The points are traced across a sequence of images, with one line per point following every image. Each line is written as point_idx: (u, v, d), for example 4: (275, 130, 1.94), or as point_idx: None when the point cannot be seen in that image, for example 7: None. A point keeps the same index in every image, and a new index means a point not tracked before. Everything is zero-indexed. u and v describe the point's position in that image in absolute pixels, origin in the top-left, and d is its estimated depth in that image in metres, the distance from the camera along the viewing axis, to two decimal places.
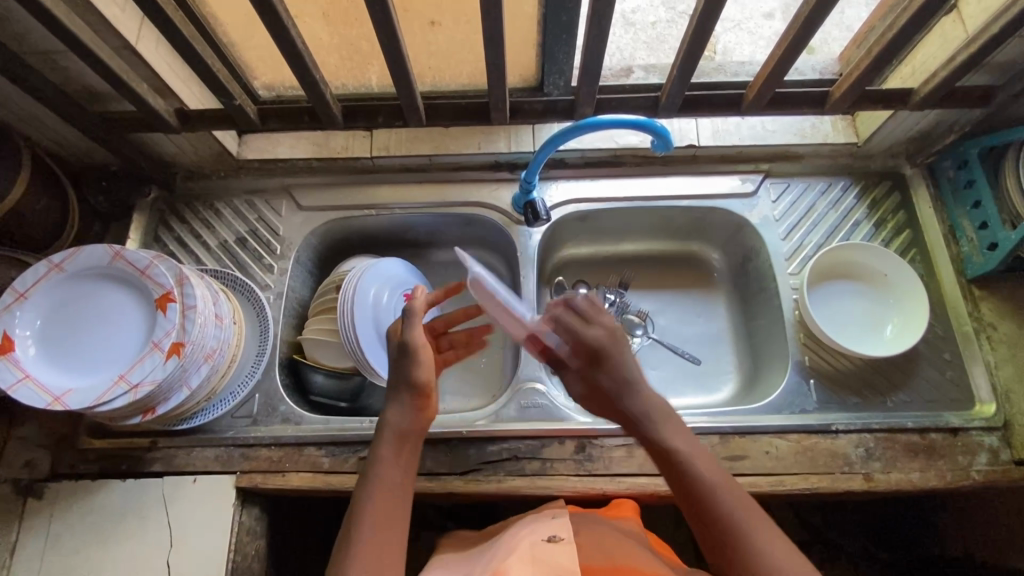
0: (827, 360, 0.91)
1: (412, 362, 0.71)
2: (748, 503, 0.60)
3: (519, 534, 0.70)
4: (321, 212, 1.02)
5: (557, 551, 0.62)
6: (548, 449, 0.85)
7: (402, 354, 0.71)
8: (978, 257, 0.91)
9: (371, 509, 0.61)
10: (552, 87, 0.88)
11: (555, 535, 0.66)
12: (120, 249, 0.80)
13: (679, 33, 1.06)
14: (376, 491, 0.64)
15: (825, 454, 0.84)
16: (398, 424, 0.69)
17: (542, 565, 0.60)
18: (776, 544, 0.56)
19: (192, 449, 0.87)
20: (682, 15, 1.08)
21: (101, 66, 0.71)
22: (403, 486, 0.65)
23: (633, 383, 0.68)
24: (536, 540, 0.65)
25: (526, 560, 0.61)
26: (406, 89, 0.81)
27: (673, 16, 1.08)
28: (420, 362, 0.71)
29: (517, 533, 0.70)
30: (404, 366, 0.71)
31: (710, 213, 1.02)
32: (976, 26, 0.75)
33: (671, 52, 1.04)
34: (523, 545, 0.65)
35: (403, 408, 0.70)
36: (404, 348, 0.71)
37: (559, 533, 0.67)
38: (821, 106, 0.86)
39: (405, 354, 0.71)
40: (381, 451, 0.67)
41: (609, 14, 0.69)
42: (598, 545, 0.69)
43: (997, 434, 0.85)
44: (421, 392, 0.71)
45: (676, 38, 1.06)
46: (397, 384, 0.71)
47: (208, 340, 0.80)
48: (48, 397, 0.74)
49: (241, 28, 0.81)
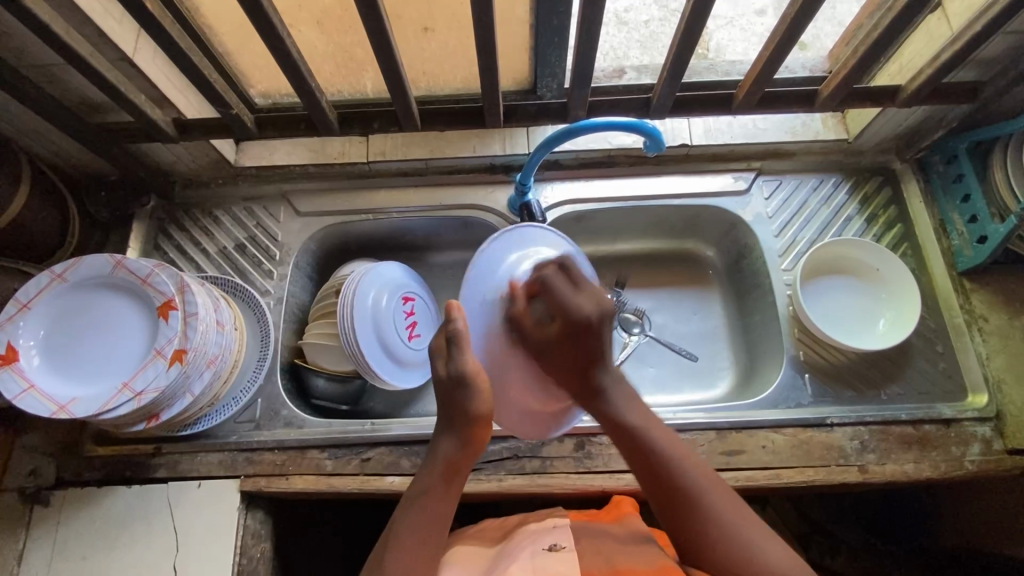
0: (822, 355, 0.92)
1: (470, 392, 0.71)
2: (697, 468, 0.69)
3: (523, 540, 0.73)
4: (319, 218, 1.03)
5: (557, 560, 0.66)
6: (547, 448, 0.86)
7: (456, 385, 0.72)
8: (969, 251, 0.92)
9: (406, 542, 0.66)
10: (545, 90, 0.90)
11: (556, 544, 0.69)
12: (121, 258, 0.81)
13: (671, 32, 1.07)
14: (420, 518, 0.68)
15: (820, 447, 0.86)
16: (449, 456, 0.72)
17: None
18: (729, 502, 0.67)
19: (196, 455, 0.88)
20: (674, 13, 1.09)
21: (100, 78, 0.72)
22: (445, 519, 0.69)
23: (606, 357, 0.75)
24: (538, 549, 0.68)
25: (527, 569, 0.65)
26: (400, 97, 0.82)
27: (665, 14, 1.08)
28: (478, 393, 0.71)
29: (520, 541, 0.73)
30: (461, 398, 0.71)
31: (704, 212, 1.04)
32: (960, 23, 0.76)
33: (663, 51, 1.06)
34: (523, 554, 0.68)
35: (455, 439, 0.72)
36: (458, 378, 0.71)
37: (559, 541, 0.70)
38: (810, 104, 0.87)
39: (463, 383, 0.71)
40: (430, 478, 0.71)
41: (598, 17, 0.70)
42: (598, 553, 0.68)
43: (989, 425, 0.86)
44: (478, 426, 0.72)
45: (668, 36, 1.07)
46: (452, 415, 0.72)
47: (210, 346, 0.81)
48: (53, 406, 0.75)
49: (236, 37, 0.82)
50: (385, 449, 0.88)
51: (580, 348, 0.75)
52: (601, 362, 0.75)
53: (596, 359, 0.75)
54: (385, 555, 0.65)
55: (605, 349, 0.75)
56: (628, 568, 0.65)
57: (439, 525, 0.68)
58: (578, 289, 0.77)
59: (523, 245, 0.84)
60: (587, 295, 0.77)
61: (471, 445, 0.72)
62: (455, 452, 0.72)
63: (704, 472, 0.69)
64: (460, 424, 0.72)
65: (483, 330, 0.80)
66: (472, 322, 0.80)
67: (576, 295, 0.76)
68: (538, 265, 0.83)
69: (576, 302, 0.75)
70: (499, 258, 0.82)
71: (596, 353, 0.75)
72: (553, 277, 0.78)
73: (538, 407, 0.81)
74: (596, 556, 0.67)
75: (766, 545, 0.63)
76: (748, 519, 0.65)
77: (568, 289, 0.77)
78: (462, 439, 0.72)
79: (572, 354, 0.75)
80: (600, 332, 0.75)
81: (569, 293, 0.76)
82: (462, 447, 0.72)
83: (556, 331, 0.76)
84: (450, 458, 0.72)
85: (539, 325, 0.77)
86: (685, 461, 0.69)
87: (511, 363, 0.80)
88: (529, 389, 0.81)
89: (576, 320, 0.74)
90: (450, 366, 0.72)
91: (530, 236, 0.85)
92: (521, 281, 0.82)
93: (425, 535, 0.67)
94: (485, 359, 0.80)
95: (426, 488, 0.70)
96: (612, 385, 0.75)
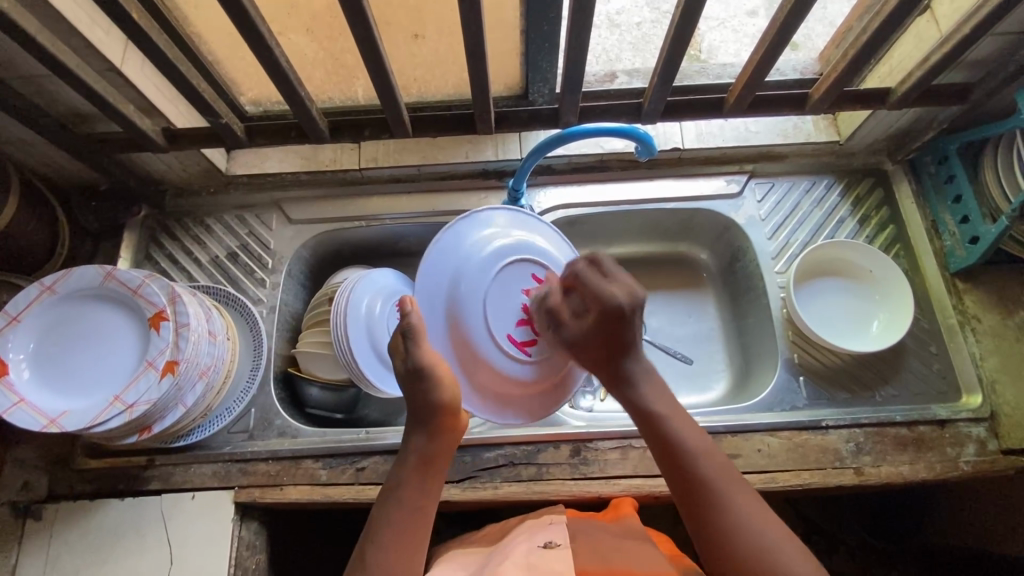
0: (816, 357, 0.93)
1: (431, 383, 0.69)
2: (725, 471, 0.65)
3: (517, 536, 0.72)
4: (312, 226, 1.02)
5: (551, 557, 0.65)
6: (542, 454, 0.86)
7: (417, 377, 0.69)
8: (961, 252, 0.92)
9: (382, 537, 0.64)
10: (537, 95, 0.90)
11: (551, 541, 0.68)
12: (111, 269, 0.80)
13: (663, 33, 1.08)
14: (396, 513, 0.66)
15: (816, 450, 0.86)
16: (420, 448, 0.69)
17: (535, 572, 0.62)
18: (753, 507, 0.63)
19: (189, 466, 0.88)
20: (666, 15, 1.09)
21: (88, 90, 0.71)
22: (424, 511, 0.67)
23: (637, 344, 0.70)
24: (532, 546, 0.68)
25: (520, 566, 0.64)
26: (391, 105, 0.82)
27: (657, 16, 1.09)
28: (440, 384, 0.69)
29: (513, 540, 0.72)
30: (423, 391, 0.69)
31: (697, 214, 1.04)
32: (949, 25, 0.76)
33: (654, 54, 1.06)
34: (518, 551, 0.67)
35: (426, 431, 0.70)
36: (415, 372, 0.69)
37: (555, 539, 0.69)
38: (801, 108, 0.87)
39: (420, 376, 0.69)
40: (404, 473, 0.69)
41: (589, 23, 0.70)
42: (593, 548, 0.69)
43: (983, 425, 0.86)
44: (446, 414, 0.70)
45: (660, 38, 1.08)
46: (417, 407, 0.70)
47: (202, 357, 0.81)
48: (44, 420, 0.74)
49: (225, 45, 0.81)
50: (380, 458, 0.87)
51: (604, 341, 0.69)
52: (628, 352, 0.70)
53: (621, 344, 0.69)
54: (365, 551, 0.64)
55: (637, 336, 0.70)
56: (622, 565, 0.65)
57: (418, 517, 0.67)
58: (610, 279, 0.70)
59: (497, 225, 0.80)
60: (621, 283, 0.69)
61: (446, 434, 0.70)
62: (426, 444, 0.70)
63: (731, 475, 0.65)
64: (427, 415, 0.70)
65: (444, 317, 0.76)
66: (431, 308, 0.76)
67: (605, 284, 0.69)
68: (512, 245, 0.78)
69: (606, 290, 0.68)
70: (463, 236, 0.79)
71: (624, 342, 0.69)
72: (585, 269, 0.71)
73: (509, 394, 0.77)
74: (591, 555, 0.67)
75: (789, 551, 0.59)
76: (772, 525, 0.61)
77: (600, 277, 0.70)
78: (430, 430, 0.70)
79: (605, 342, 0.69)
80: (631, 323, 0.68)
81: (598, 282, 0.69)
82: (432, 439, 0.70)
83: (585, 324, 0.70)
84: (423, 450, 0.69)
85: (568, 320, 0.71)
86: (706, 456, 0.66)
87: (475, 352, 0.75)
88: (495, 383, 0.76)
89: (609, 309, 0.67)
90: (408, 360, 0.70)
91: (503, 218, 0.81)
92: (486, 264, 0.76)
93: (404, 527, 0.65)
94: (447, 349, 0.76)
95: (401, 482, 0.68)
96: (642, 374, 0.70)
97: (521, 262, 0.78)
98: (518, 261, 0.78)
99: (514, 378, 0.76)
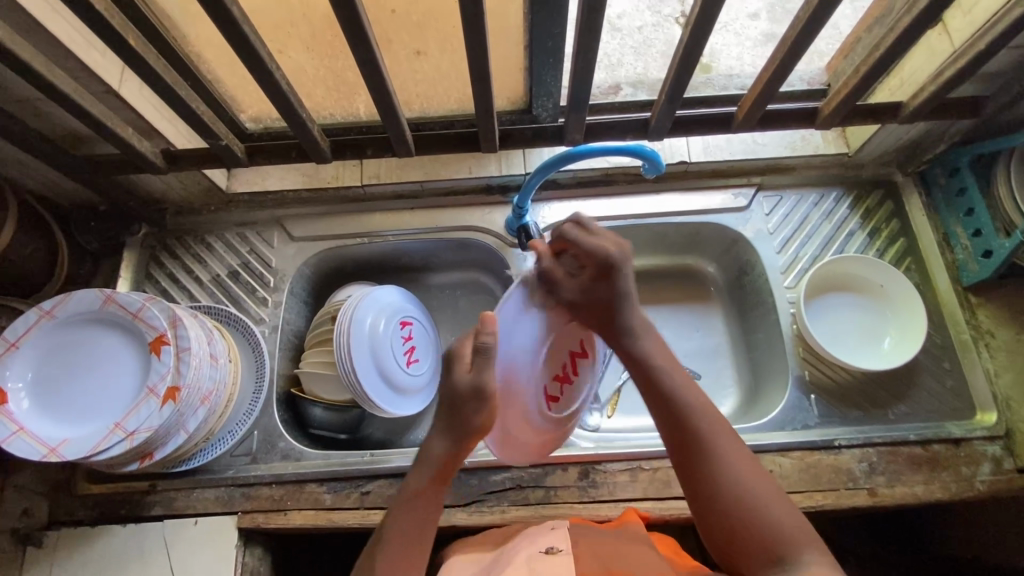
0: (827, 374, 0.91)
1: (477, 406, 0.63)
2: (717, 423, 0.65)
3: (518, 544, 0.69)
4: (314, 242, 1.01)
5: (553, 563, 0.61)
6: (551, 477, 0.85)
7: (473, 397, 0.62)
8: (974, 265, 0.91)
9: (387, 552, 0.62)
10: (542, 110, 0.87)
11: (553, 547, 0.65)
12: (111, 292, 0.79)
13: (664, 37, 1.13)
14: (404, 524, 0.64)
15: (829, 471, 0.84)
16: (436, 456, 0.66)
17: None
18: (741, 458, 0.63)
19: (192, 491, 0.87)
20: (667, 19, 1.15)
21: (85, 115, 0.70)
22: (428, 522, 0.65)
23: (632, 298, 0.69)
24: (533, 552, 0.64)
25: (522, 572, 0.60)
26: (393, 124, 0.80)
27: (658, 19, 1.15)
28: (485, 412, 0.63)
29: (515, 547, 0.68)
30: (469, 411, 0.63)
31: (704, 228, 1.02)
32: (963, 39, 0.74)
33: (659, 55, 1.10)
34: (520, 557, 0.64)
35: (446, 438, 0.66)
36: (476, 391, 0.62)
37: (556, 545, 0.65)
38: (810, 122, 0.86)
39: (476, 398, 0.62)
40: (415, 479, 0.66)
41: (595, 42, 0.69)
42: (596, 553, 0.65)
43: (999, 444, 0.85)
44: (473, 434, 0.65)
45: (662, 41, 1.12)
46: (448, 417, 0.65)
47: (203, 382, 0.79)
48: (44, 449, 0.73)
49: (225, 64, 0.80)
50: (385, 482, 0.86)
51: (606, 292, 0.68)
52: (625, 305, 0.68)
53: (613, 301, 0.68)
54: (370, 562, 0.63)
55: (630, 291, 0.69)
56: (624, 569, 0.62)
57: (424, 531, 0.65)
58: (595, 237, 0.69)
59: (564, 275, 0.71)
60: (605, 239, 0.69)
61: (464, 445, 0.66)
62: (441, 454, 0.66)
63: (723, 426, 0.65)
64: (455, 428, 0.65)
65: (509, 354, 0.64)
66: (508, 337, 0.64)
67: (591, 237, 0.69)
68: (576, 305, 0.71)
69: (596, 244, 0.68)
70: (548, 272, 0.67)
71: (609, 301, 0.68)
72: (572, 229, 0.70)
73: (534, 442, 0.72)
74: (592, 559, 0.63)
75: (773, 506, 0.61)
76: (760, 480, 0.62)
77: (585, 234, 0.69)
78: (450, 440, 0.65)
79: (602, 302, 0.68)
80: (623, 274, 0.68)
81: (591, 240, 0.68)
82: (451, 449, 0.66)
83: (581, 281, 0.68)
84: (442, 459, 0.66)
85: (562, 278, 0.67)
86: (707, 416, 0.65)
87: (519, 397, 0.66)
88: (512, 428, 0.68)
89: (604, 266, 0.67)
90: (472, 378, 0.62)
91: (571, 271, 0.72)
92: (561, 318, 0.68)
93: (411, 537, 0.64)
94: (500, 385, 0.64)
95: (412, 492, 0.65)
96: (637, 327, 0.69)
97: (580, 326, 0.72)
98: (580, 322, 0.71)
99: (535, 427, 0.70)
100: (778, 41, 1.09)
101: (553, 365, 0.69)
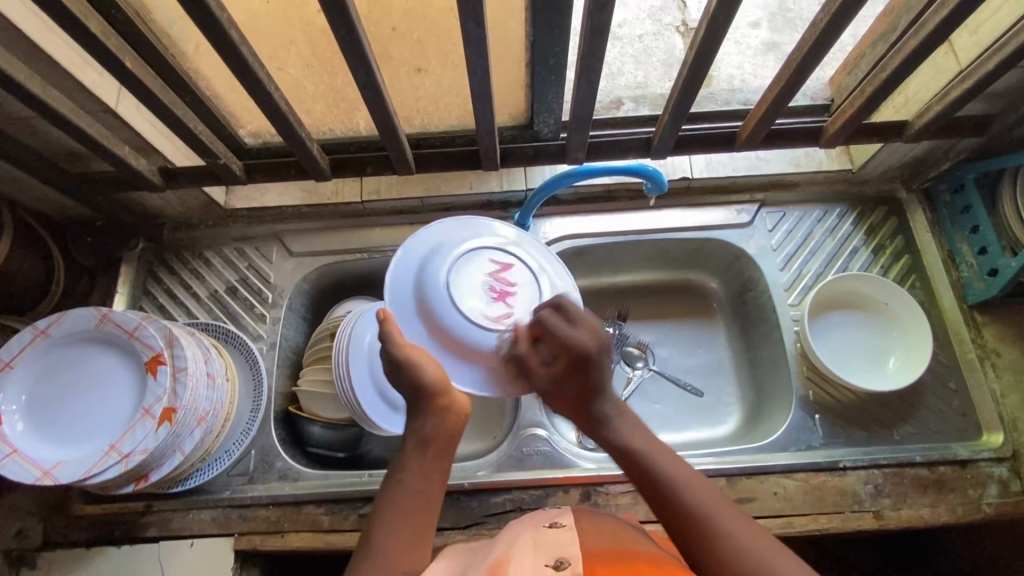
0: (831, 394, 0.90)
1: (410, 371, 0.65)
2: (712, 499, 0.58)
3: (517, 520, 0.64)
4: (313, 258, 1.00)
5: (559, 538, 0.57)
6: (552, 499, 0.84)
7: (393, 370, 0.65)
8: (979, 284, 0.90)
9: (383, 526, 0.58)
10: (543, 126, 0.86)
11: (557, 522, 0.61)
12: (107, 310, 0.78)
13: (665, 45, 1.12)
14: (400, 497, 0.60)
15: (833, 493, 0.83)
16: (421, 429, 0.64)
17: (542, 552, 0.54)
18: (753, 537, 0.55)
19: (187, 512, 0.85)
20: (668, 27, 1.14)
21: (82, 135, 0.69)
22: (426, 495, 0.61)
23: (606, 387, 0.67)
24: (537, 527, 0.60)
25: (527, 547, 0.56)
26: (394, 143, 0.80)
27: (659, 28, 1.14)
28: (421, 370, 0.65)
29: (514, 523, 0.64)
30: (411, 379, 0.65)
31: (707, 244, 1.01)
32: (970, 59, 0.73)
33: (659, 64, 1.10)
34: (522, 533, 0.59)
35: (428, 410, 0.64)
36: (395, 363, 0.65)
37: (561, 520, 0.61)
38: (815, 140, 0.85)
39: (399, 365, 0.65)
40: (404, 456, 0.63)
41: (599, 61, 0.68)
42: (602, 527, 0.60)
43: (1005, 465, 0.84)
44: (439, 396, 0.65)
45: (662, 50, 1.12)
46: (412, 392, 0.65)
47: (200, 402, 0.78)
48: (37, 472, 0.72)
49: (223, 81, 0.79)
50: None
51: (574, 384, 0.67)
52: (600, 394, 0.67)
53: (592, 388, 0.67)
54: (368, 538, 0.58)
55: (604, 381, 0.67)
56: (630, 545, 0.58)
57: (422, 501, 0.61)
58: (575, 325, 0.68)
59: (460, 228, 0.79)
60: (584, 329, 0.68)
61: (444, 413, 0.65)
62: (426, 426, 0.64)
63: (721, 504, 0.58)
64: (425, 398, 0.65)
65: (414, 297, 0.73)
66: (402, 286, 0.75)
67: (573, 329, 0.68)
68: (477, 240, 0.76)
69: (573, 336, 0.67)
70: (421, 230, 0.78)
71: (586, 388, 0.67)
72: (551, 317, 0.69)
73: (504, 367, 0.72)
74: (601, 533, 0.59)
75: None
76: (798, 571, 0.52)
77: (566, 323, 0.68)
78: (430, 411, 0.64)
79: (574, 394, 0.68)
80: (601, 367, 0.67)
81: (568, 329, 0.67)
82: (432, 418, 0.64)
83: (557, 369, 0.68)
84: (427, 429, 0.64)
85: (536, 364, 0.69)
86: (695, 486, 0.59)
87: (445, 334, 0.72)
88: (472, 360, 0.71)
89: (576, 356, 0.66)
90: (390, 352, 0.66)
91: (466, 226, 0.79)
92: (450, 251, 0.75)
93: (408, 521, 0.59)
94: (417, 337, 0.72)
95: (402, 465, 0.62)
96: (615, 414, 0.67)
97: (483, 247, 0.75)
98: (483, 247, 0.75)
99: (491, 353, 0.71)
100: (780, 50, 1.09)
101: (474, 297, 0.72)
